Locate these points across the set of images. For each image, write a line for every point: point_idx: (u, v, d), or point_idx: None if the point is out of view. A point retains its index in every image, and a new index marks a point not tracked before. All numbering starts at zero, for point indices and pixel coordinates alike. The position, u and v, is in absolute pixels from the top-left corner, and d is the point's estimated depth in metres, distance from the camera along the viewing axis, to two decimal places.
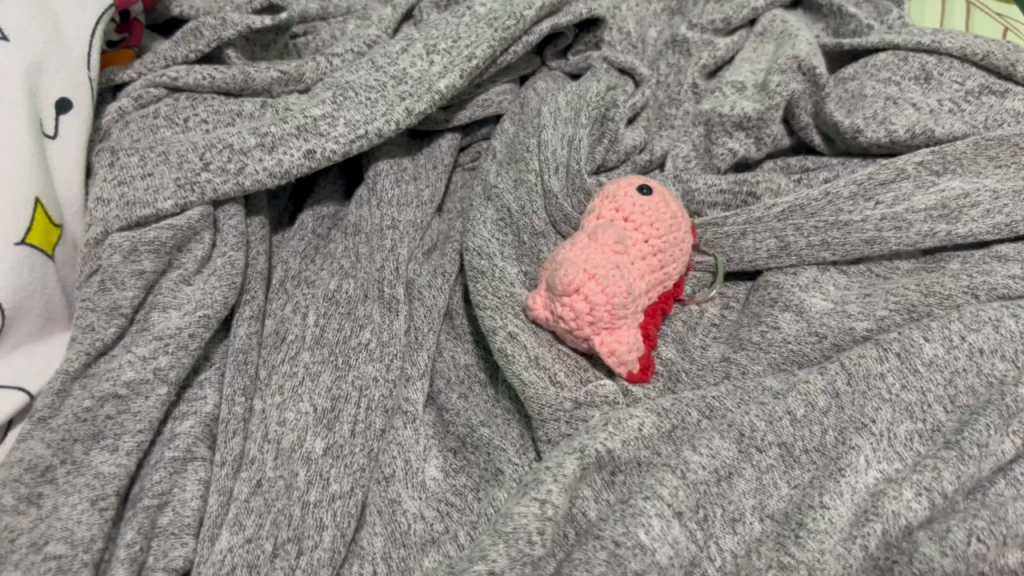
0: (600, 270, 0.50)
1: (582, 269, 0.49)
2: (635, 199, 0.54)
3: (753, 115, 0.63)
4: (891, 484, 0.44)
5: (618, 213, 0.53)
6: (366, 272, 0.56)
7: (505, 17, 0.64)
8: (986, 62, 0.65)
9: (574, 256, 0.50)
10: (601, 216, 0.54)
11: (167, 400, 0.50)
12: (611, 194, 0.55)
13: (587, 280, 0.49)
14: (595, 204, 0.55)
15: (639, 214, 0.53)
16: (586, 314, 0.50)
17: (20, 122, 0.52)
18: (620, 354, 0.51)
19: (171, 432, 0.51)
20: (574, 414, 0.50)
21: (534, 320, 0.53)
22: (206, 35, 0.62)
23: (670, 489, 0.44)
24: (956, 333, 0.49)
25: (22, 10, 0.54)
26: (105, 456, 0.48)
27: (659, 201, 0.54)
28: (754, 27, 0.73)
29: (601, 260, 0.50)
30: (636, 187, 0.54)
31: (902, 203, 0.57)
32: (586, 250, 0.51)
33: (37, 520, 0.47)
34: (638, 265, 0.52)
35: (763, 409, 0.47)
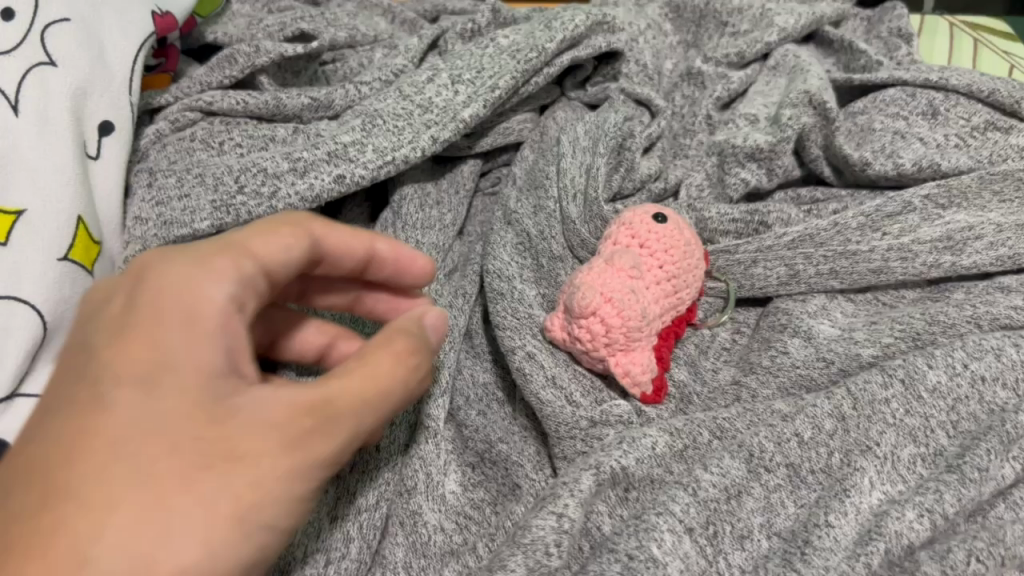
0: (617, 294, 0.52)
1: (600, 293, 0.52)
2: (650, 226, 0.56)
3: (765, 147, 0.65)
4: (894, 505, 0.46)
5: (634, 239, 0.56)
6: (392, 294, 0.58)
7: (527, 49, 0.66)
8: (992, 99, 0.68)
9: (592, 280, 0.52)
10: (617, 242, 0.56)
11: None
12: (625, 221, 0.57)
13: (605, 303, 0.51)
14: (611, 231, 0.58)
15: (654, 241, 0.55)
16: (602, 336, 0.52)
17: (65, 143, 0.55)
18: (635, 374, 0.52)
19: None
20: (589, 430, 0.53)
21: (554, 341, 0.55)
22: (240, 62, 0.66)
23: (682, 505, 0.46)
24: (959, 360, 0.51)
25: (69, 39, 0.57)
26: None
27: (674, 228, 0.56)
28: (766, 61, 0.75)
29: (617, 285, 0.52)
30: (652, 215, 0.57)
31: (908, 235, 0.59)
32: (603, 275, 0.53)
33: None
34: (653, 289, 0.54)
35: (772, 430, 0.49)
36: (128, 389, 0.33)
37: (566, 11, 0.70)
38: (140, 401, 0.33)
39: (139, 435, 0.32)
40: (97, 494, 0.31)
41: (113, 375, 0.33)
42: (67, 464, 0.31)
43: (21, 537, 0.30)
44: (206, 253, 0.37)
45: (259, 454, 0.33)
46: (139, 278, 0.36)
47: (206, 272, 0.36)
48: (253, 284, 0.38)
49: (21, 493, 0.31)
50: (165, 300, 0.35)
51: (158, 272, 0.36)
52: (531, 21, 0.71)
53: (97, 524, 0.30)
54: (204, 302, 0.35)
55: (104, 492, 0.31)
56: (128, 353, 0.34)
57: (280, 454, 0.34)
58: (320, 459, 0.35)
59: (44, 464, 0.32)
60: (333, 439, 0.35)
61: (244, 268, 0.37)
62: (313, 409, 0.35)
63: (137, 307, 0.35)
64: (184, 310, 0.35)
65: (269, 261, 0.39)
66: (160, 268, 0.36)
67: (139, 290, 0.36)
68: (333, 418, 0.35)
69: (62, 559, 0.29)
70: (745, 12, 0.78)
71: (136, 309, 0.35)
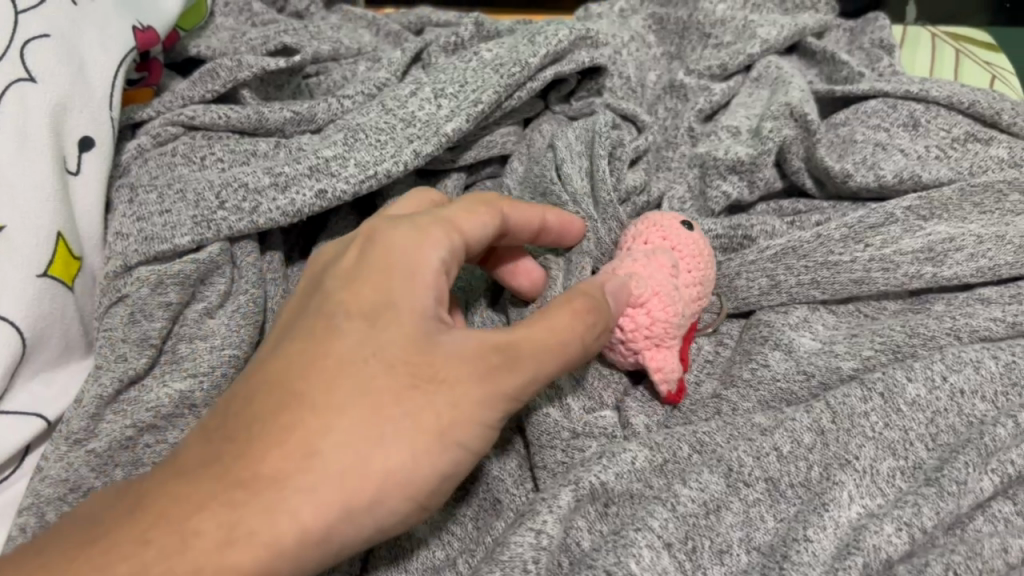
0: (664, 288, 0.52)
1: (651, 288, 0.51)
2: (681, 231, 0.56)
3: (747, 159, 0.66)
4: (872, 518, 0.46)
5: (666, 240, 0.55)
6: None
7: (510, 64, 0.66)
8: (972, 110, 0.69)
9: (641, 274, 0.52)
10: (647, 240, 0.56)
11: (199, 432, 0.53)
12: (649, 222, 0.57)
13: (654, 296, 0.51)
14: (632, 231, 0.57)
15: (688, 244, 0.55)
16: (645, 329, 0.51)
17: (44, 159, 0.55)
18: (667, 371, 0.53)
19: None
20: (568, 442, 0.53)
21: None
22: (223, 76, 0.66)
23: (661, 521, 0.46)
24: (938, 373, 0.51)
25: (48, 54, 0.56)
26: None
27: (701, 236, 0.56)
28: (749, 73, 0.76)
29: (664, 282, 0.52)
30: (680, 221, 0.57)
31: (890, 246, 0.59)
32: (648, 269, 0.53)
33: None
34: (689, 288, 0.54)
35: (751, 445, 0.49)
36: (355, 328, 0.43)
37: (549, 25, 0.70)
38: (364, 339, 0.43)
39: (356, 364, 0.42)
40: (326, 403, 0.41)
41: (343, 316, 0.44)
42: (303, 380, 0.42)
43: (272, 425, 0.41)
44: (423, 219, 0.46)
45: (449, 384, 0.41)
46: (368, 238, 0.46)
47: (422, 234, 0.45)
48: (460, 249, 0.46)
49: (269, 400, 0.42)
50: (386, 259, 0.45)
51: (389, 233, 0.46)
52: (514, 35, 0.71)
53: (323, 430, 0.40)
54: (421, 260, 0.44)
55: (327, 405, 0.41)
56: (359, 301, 0.44)
57: (471, 385, 0.42)
58: (506, 393, 0.42)
59: (286, 377, 0.42)
60: (517, 375, 0.42)
61: (453, 238, 0.46)
62: (500, 350, 0.42)
63: (367, 263, 0.45)
64: (405, 268, 0.44)
65: (472, 227, 0.47)
66: (385, 233, 0.46)
67: (368, 252, 0.46)
68: (517, 359, 0.42)
69: (300, 444, 0.40)
70: (728, 24, 0.78)
71: (366, 266, 0.45)
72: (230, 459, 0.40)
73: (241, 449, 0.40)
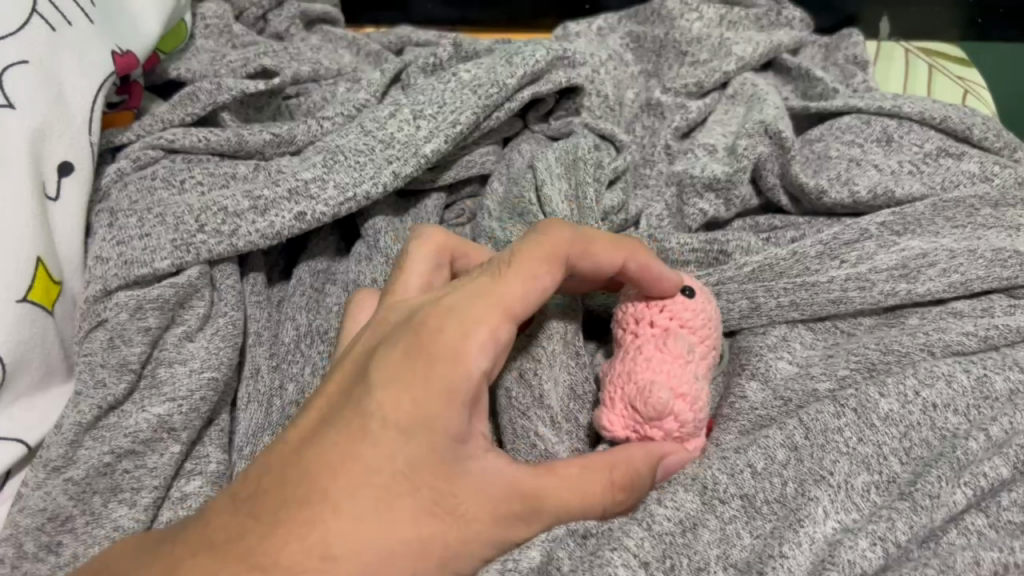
0: (684, 387, 0.49)
1: (675, 394, 0.48)
2: (686, 302, 0.51)
3: (722, 177, 0.67)
4: (847, 534, 0.47)
5: (674, 318, 0.51)
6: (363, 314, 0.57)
7: (488, 84, 0.67)
8: (944, 125, 0.70)
9: (665, 379, 0.48)
10: (653, 321, 0.51)
11: (180, 457, 0.54)
12: (644, 294, 0.52)
13: (678, 400, 0.48)
14: (627, 306, 0.53)
15: (697, 319, 0.51)
16: (674, 432, 0.49)
17: (23, 186, 0.55)
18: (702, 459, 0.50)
19: (179, 492, 0.53)
20: (545, 454, 0.51)
21: (606, 436, 0.51)
22: (202, 99, 0.66)
23: (637, 540, 0.46)
24: (911, 388, 0.52)
25: (27, 81, 0.57)
26: (123, 509, 0.52)
27: (703, 300, 0.52)
28: (725, 90, 0.77)
29: (685, 379, 0.49)
30: (681, 286, 0.52)
31: (865, 263, 0.60)
32: (669, 370, 0.49)
33: (54, 566, 0.50)
34: (706, 369, 0.51)
35: (725, 462, 0.50)
36: (393, 432, 0.41)
37: (527, 46, 0.71)
38: (398, 446, 0.41)
39: (391, 469, 0.40)
40: (354, 505, 0.39)
41: (380, 413, 0.42)
42: (333, 477, 0.40)
43: (297, 519, 0.39)
44: (477, 308, 0.44)
45: (467, 520, 0.41)
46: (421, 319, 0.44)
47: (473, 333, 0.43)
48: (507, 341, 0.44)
49: (294, 492, 0.40)
50: (432, 356, 0.42)
51: (440, 320, 0.44)
52: (492, 55, 0.71)
53: (347, 542, 0.39)
54: (468, 368, 0.42)
55: (354, 513, 0.39)
56: (399, 402, 0.42)
57: (487, 525, 0.42)
58: (513, 538, 0.43)
59: (315, 471, 0.41)
60: (530, 521, 0.43)
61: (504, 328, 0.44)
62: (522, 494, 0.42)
63: (416, 346, 0.43)
64: (451, 373, 0.42)
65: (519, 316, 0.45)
66: (436, 320, 0.44)
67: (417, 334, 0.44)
68: (535, 513, 0.43)
69: (320, 543, 0.38)
70: (704, 41, 0.79)
71: (410, 355, 0.43)
72: (252, 539, 0.39)
73: (262, 534, 0.39)
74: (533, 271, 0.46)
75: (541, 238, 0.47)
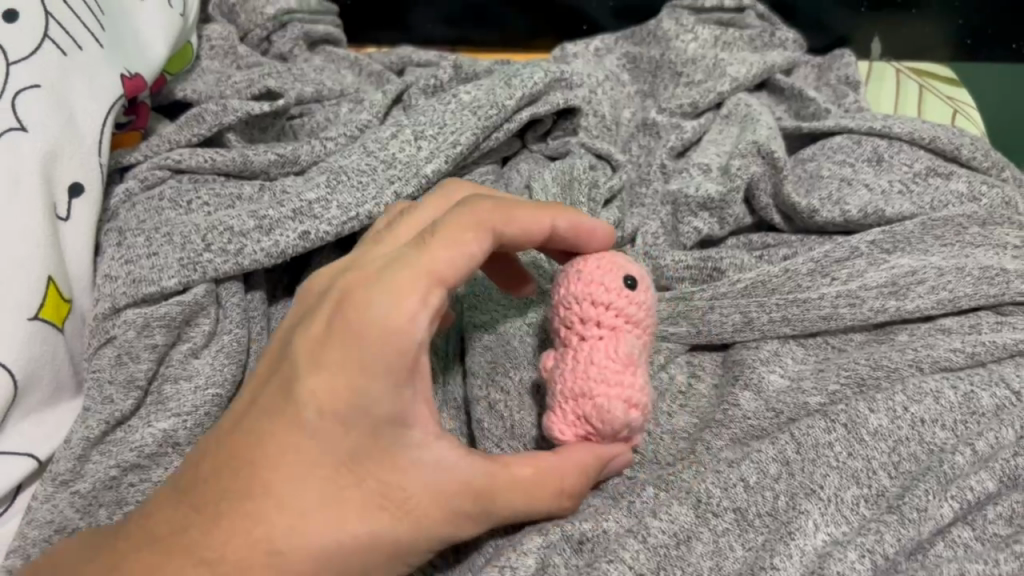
0: (637, 395, 0.47)
1: (630, 404, 0.47)
2: (630, 297, 0.49)
3: (716, 197, 0.68)
4: (837, 546, 0.48)
5: (620, 316, 0.49)
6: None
7: (487, 106, 0.68)
8: (933, 145, 0.72)
9: (620, 392, 0.47)
10: (601, 323, 0.49)
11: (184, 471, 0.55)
12: (586, 291, 0.49)
13: (632, 410, 0.47)
14: (569, 301, 0.50)
15: (642, 312, 0.50)
16: (625, 434, 0.48)
17: (35, 207, 0.56)
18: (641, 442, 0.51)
19: None
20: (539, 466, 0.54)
21: (552, 439, 0.50)
22: (208, 121, 0.68)
23: (632, 552, 0.48)
24: (899, 404, 0.53)
25: (39, 105, 0.58)
26: None
27: (643, 287, 0.50)
28: (719, 110, 0.78)
29: (639, 384, 0.48)
30: (621, 275, 0.49)
31: (856, 281, 0.62)
32: (621, 378, 0.47)
33: None
34: (648, 358, 0.50)
35: (718, 476, 0.51)
36: (329, 424, 0.43)
37: (525, 68, 0.73)
38: (335, 439, 0.43)
39: (326, 462, 0.43)
40: (293, 499, 0.43)
41: (313, 402, 0.43)
42: (273, 471, 0.43)
43: (239, 512, 0.43)
44: (405, 281, 0.43)
45: (412, 512, 0.44)
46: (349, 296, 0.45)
47: (402, 309, 0.42)
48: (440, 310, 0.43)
49: (237, 485, 0.43)
50: (363, 339, 0.42)
51: (365, 295, 0.44)
52: (491, 76, 0.73)
53: (289, 535, 0.42)
54: (401, 350, 0.42)
55: (295, 507, 0.43)
56: (330, 393, 0.43)
57: (434, 515, 0.44)
58: (464, 529, 0.45)
59: (257, 463, 0.43)
60: (475, 510, 0.45)
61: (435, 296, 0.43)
62: (462, 485, 0.44)
63: (344, 328, 0.44)
64: (382, 357, 0.42)
65: (450, 284, 0.44)
66: (364, 296, 0.44)
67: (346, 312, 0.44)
68: (480, 504, 0.44)
69: (262, 537, 0.42)
70: (698, 62, 0.81)
71: (338, 339, 0.43)
72: (195, 532, 0.43)
73: (206, 526, 0.43)
74: (466, 241, 0.45)
75: (473, 208, 0.46)
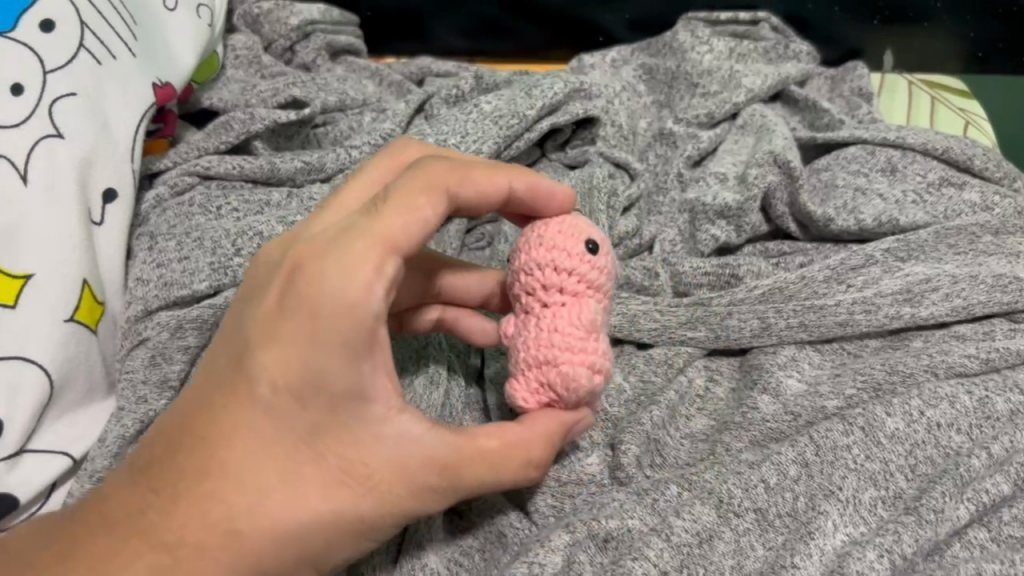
0: (600, 361, 0.46)
1: (593, 371, 0.46)
2: (594, 263, 0.47)
3: (733, 205, 0.70)
4: (856, 545, 0.49)
5: (583, 283, 0.47)
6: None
7: (508, 115, 0.70)
8: (946, 155, 0.73)
9: (583, 361, 0.46)
10: (564, 290, 0.47)
11: None
12: (549, 258, 0.46)
13: (595, 377, 0.46)
14: (531, 268, 0.47)
15: (605, 277, 0.48)
16: (587, 399, 0.47)
17: (71, 212, 0.58)
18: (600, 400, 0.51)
19: None
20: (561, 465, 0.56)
21: (513, 404, 0.49)
22: (236, 128, 0.70)
23: (656, 550, 0.49)
24: (915, 408, 0.54)
25: (75, 113, 0.60)
26: None
27: (604, 250, 0.48)
28: (735, 121, 0.80)
29: (602, 350, 0.47)
30: (584, 239, 0.47)
31: (871, 288, 0.63)
32: (585, 347, 0.46)
33: None
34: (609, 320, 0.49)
35: (740, 477, 0.52)
36: (287, 400, 0.41)
37: (545, 79, 0.74)
38: (294, 416, 0.41)
39: (285, 438, 0.41)
40: (252, 479, 0.41)
41: (270, 380, 0.41)
42: (231, 449, 0.41)
43: (196, 493, 0.41)
44: (358, 250, 0.39)
45: (378, 489, 0.42)
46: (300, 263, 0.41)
47: (356, 281, 0.39)
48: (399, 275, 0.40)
49: (194, 465, 0.42)
50: (317, 313, 0.39)
51: (317, 262, 0.40)
52: (511, 87, 0.75)
53: (249, 516, 0.41)
54: (359, 324, 0.39)
55: (254, 487, 0.41)
56: (286, 368, 0.40)
57: (399, 490, 0.42)
58: (430, 502, 0.43)
59: (212, 442, 0.41)
60: (442, 484, 0.43)
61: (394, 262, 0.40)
62: (427, 459, 0.42)
63: (297, 298, 0.40)
64: (338, 329, 0.39)
65: (410, 250, 0.40)
66: (316, 267, 0.40)
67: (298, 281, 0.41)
68: (448, 478, 0.43)
69: (222, 519, 0.41)
70: (714, 74, 0.83)
71: (291, 313, 0.40)
72: (153, 515, 0.41)
73: (163, 509, 0.41)
74: (425, 208, 0.41)
75: (428, 168, 0.43)
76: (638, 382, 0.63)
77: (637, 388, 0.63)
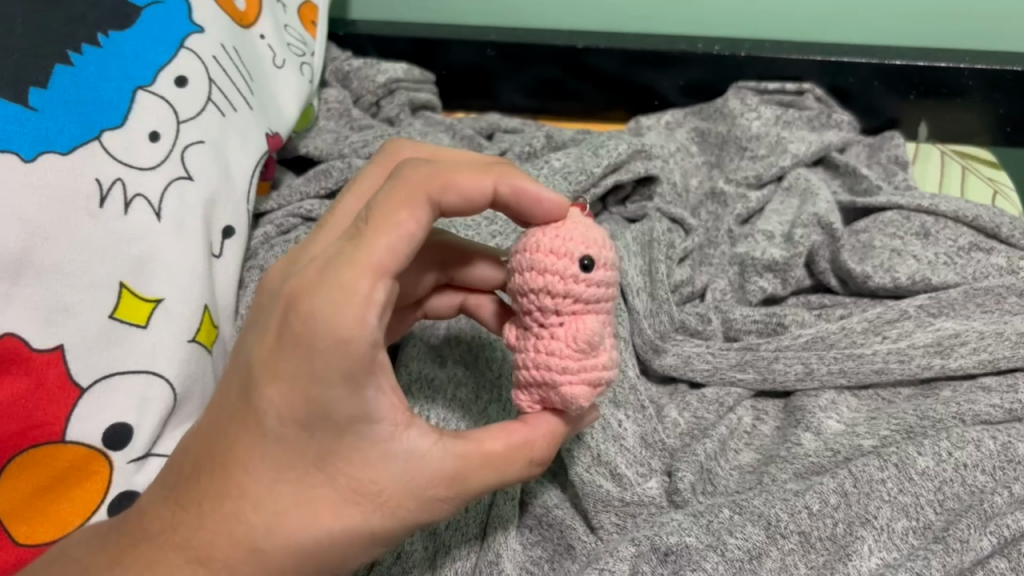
0: (597, 376, 0.48)
1: (590, 387, 0.48)
2: (590, 283, 0.47)
3: (780, 260, 0.77)
4: (889, 568, 0.55)
5: (581, 302, 0.47)
6: (454, 362, 0.70)
7: (577, 172, 0.78)
8: (976, 223, 0.80)
9: (577, 380, 0.48)
10: (562, 311, 0.47)
11: None
12: (545, 283, 0.47)
13: (593, 390, 0.48)
14: (529, 289, 0.48)
15: (604, 290, 0.48)
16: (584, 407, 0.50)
17: (199, 244, 0.66)
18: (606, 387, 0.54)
19: None
20: (622, 486, 0.62)
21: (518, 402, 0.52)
22: (336, 175, 0.79)
23: (712, 564, 0.55)
24: (944, 449, 0.61)
25: (204, 158, 0.69)
26: None
27: (602, 264, 0.47)
28: (781, 182, 0.87)
29: (600, 364, 0.48)
30: (579, 259, 0.47)
31: (905, 340, 0.69)
32: (580, 367, 0.48)
33: None
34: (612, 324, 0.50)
35: (786, 503, 0.59)
36: (291, 430, 0.44)
37: (611, 140, 0.82)
38: (300, 442, 0.44)
39: (295, 463, 0.44)
40: (269, 502, 0.45)
41: (273, 411, 0.44)
42: (247, 474, 0.45)
43: (219, 515, 0.45)
44: (344, 284, 0.41)
45: (388, 505, 0.45)
46: (292, 294, 0.43)
47: (340, 318, 0.41)
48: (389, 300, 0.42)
49: (218, 488, 0.45)
50: (308, 347, 0.42)
51: (305, 294, 0.42)
52: (579, 146, 0.83)
53: (270, 537, 0.45)
54: (351, 358, 0.41)
55: (271, 511, 0.45)
56: (288, 399, 0.43)
57: (409, 504, 0.45)
58: (440, 510, 0.46)
59: (230, 468, 0.45)
60: (447, 496, 0.45)
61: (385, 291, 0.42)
62: (431, 475, 0.45)
63: (290, 329, 0.43)
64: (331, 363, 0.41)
65: (395, 272, 0.42)
66: (305, 302, 0.42)
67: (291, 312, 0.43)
68: (453, 490, 0.45)
69: (245, 536, 0.45)
70: (762, 138, 0.91)
71: (286, 348, 0.43)
72: (186, 531, 0.46)
73: (193, 525, 0.46)
74: (409, 228, 0.43)
75: (412, 184, 0.45)
76: (691, 417, 0.69)
77: (691, 422, 0.69)
